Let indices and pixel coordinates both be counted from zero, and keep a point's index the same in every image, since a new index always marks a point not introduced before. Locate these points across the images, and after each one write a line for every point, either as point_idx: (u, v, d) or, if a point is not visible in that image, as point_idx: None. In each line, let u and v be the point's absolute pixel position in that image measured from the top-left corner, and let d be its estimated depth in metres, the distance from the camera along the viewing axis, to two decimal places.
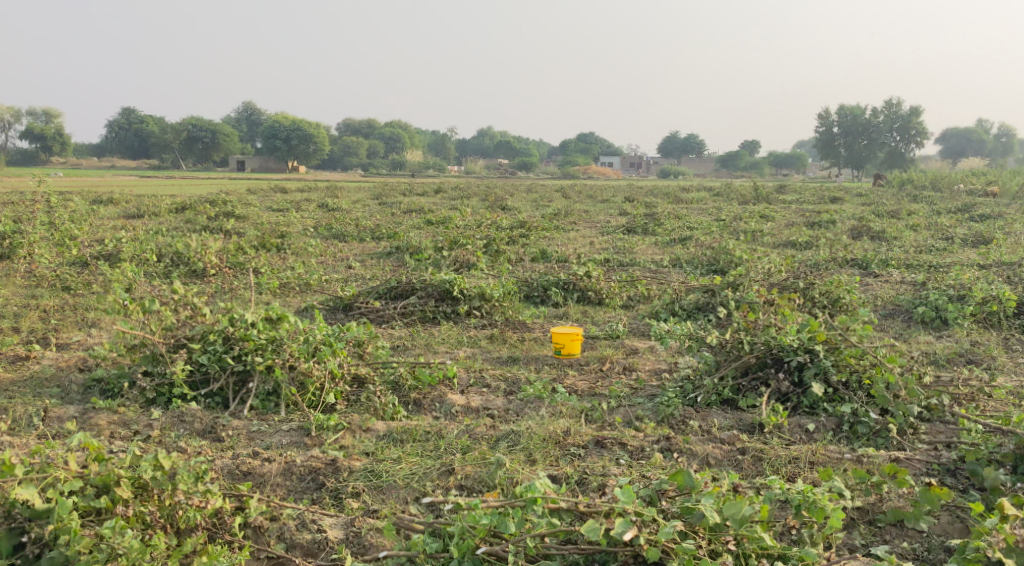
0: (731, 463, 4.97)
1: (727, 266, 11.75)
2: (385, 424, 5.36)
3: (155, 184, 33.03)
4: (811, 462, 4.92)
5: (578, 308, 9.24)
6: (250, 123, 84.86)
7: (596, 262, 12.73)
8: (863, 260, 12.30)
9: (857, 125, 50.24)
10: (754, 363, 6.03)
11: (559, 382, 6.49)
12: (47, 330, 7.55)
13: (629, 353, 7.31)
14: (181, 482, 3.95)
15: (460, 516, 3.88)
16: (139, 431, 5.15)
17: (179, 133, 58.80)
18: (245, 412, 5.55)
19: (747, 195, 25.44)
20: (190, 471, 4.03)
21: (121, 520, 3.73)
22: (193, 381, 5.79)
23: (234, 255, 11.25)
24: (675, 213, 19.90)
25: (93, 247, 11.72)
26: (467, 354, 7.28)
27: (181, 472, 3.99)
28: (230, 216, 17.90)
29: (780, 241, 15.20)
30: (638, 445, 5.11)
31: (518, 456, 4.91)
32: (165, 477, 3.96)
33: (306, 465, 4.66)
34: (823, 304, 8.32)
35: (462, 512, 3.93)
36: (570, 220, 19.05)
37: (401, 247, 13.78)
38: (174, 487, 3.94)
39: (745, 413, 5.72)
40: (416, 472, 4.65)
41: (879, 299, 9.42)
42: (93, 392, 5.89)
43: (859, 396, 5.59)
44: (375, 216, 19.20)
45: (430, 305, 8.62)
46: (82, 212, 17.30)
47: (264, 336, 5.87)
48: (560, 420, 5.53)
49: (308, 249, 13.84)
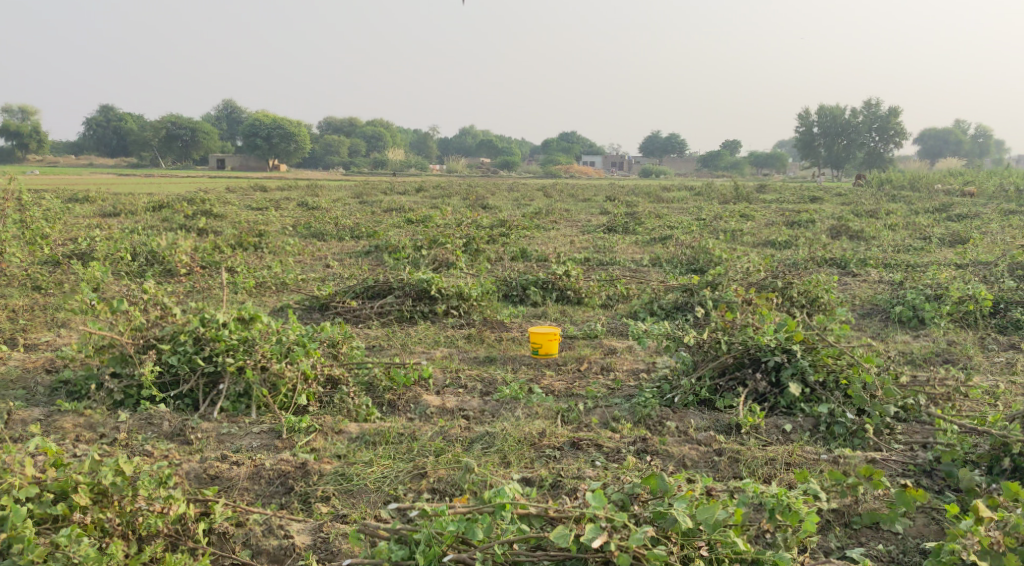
0: (707, 464, 4.92)
1: (706, 265, 11.72)
2: (358, 426, 5.28)
3: (131, 182, 32.63)
4: (787, 463, 4.89)
5: (557, 308, 9.17)
6: (230, 121, 84.22)
7: (577, 262, 12.67)
8: (842, 259, 12.32)
9: (837, 125, 50.46)
10: (731, 363, 5.99)
11: (536, 382, 6.43)
12: (15, 330, 7.40)
13: (607, 353, 7.26)
14: (142, 488, 3.89)
15: (427, 522, 3.81)
16: (105, 434, 5.05)
17: (158, 130, 58.17)
18: (215, 414, 5.46)
19: (727, 194, 25.48)
20: (153, 477, 3.99)
21: (77, 527, 3.65)
22: (162, 382, 5.69)
23: (209, 254, 11.10)
24: (656, 212, 19.89)
25: (65, 246, 11.52)
26: (443, 354, 7.20)
27: (143, 478, 3.94)
28: (207, 215, 17.69)
29: (760, 240, 15.21)
30: (613, 447, 5.05)
31: (492, 459, 4.85)
32: (126, 484, 3.89)
33: (275, 468, 4.58)
34: (801, 303, 8.31)
35: (430, 519, 3.83)
36: (550, 219, 18.98)
37: (380, 246, 13.67)
38: (134, 493, 3.87)
39: (722, 413, 5.68)
40: (387, 476, 4.58)
41: (857, 299, 9.42)
42: (60, 395, 5.77)
43: (836, 396, 5.57)
44: (355, 215, 19.03)
45: (407, 305, 8.53)
46: (56, 210, 17.03)
47: (236, 336, 5.76)
48: (535, 421, 5.46)
49: (285, 248, 13.68)
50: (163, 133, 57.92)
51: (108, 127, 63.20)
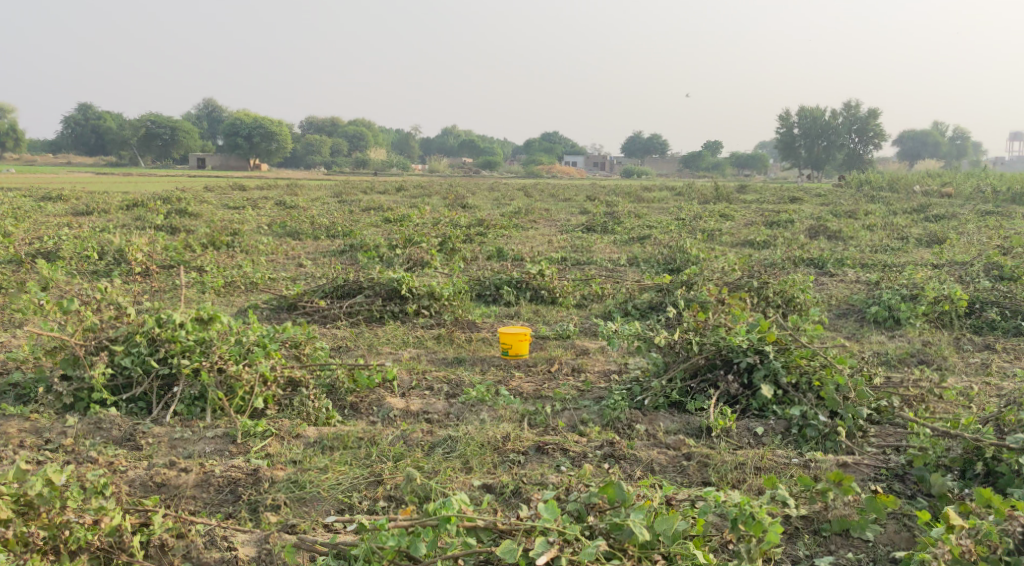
0: (675, 469, 4.78)
1: (683, 265, 11.61)
2: (316, 430, 5.10)
3: (106, 181, 32.15)
4: (757, 467, 4.76)
5: (530, 308, 9.02)
6: (210, 119, 83.51)
7: (553, 261, 12.52)
8: (819, 259, 12.25)
9: (818, 126, 50.53)
10: (703, 364, 5.86)
11: (504, 384, 6.27)
12: None
13: (579, 354, 7.12)
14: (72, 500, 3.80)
15: (369, 535, 3.67)
16: (50, 439, 4.84)
17: (137, 128, 57.52)
18: (168, 417, 5.25)
19: (708, 194, 25.44)
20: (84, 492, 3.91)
21: None
22: (114, 385, 5.48)
23: (177, 253, 10.85)
24: (636, 211, 19.82)
25: (30, 244, 11.23)
26: (411, 355, 7.03)
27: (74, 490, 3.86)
28: (181, 214, 17.40)
29: (738, 240, 15.13)
30: (580, 451, 4.90)
31: (453, 464, 4.69)
32: (53, 494, 3.77)
33: (225, 476, 4.44)
34: (776, 303, 8.19)
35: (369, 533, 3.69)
36: (529, 219, 18.81)
37: (354, 245, 13.46)
38: (63, 505, 3.76)
39: (693, 416, 5.55)
40: (342, 484, 4.43)
41: (833, 299, 9.33)
42: (7, 398, 5.55)
43: (809, 398, 5.45)
44: (332, 214, 18.82)
45: (377, 305, 8.35)
46: (25, 209, 16.67)
47: (192, 337, 5.56)
48: (501, 424, 5.31)
49: (258, 246, 13.44)
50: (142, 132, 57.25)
51: (85, 125, 62.41)
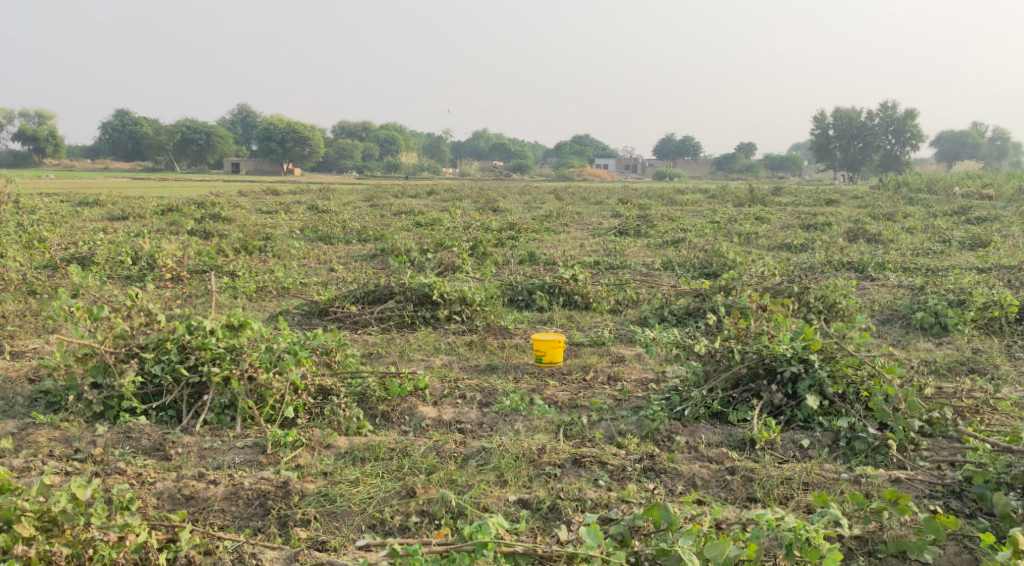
0: (719, 484, 4.60)
1: (719, 269, 11.37)
2: (347, 440, 4.98)
3: (142, 186, 32.54)
4: (805, 483, 4.56)
5: (564, 313, 8.85)
6: (245, 124, 84.42)
7: (586, 265, 12.35)
8: (860, 263, 11.94)
9: (853, 127, 49.89)
10: (745, 374, 5.67)
11: (538, 393, 6.12)
12: (2, 337, 7.19)
13: (615, 362, 6.93)
14: (95, 517, 3.75)
15: (403, 560, 3.54)
16: (79, 449, 4.77)
17: (173, 134, 58.31)
18: (198, 427, 5.17)
19: (742, 197, 25.11)
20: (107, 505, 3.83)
21: None
22: (144, 394, 5.41)
23: (210, 257, 10.85)
24: (669, 214, 19.60)
25: (65, 250, 11.30)
26: (443, 362, 6.90)
27: (97, 504, 3.79)
28: (215, 218, 17.49)
29: (775, 244, 14.83)
30: (618, 464, 4.74)
31: (487, 477, 4.55)
32: (77, 510, 3.73)
33: (254, 489, 4.33)
34: (818, 309, 7.94)
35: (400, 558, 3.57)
36: (561, 222, 18.64)
37: (385, 249, 13.40)
38: (86, 522, 3.73)
39: (736, 427, 5.36)
40: (373, 498, 4.31)
41: (875, 304, 9.06)
42: (38, 406, 5.51)
43: (856, 409, 5.24)
44: (364, 218, 18.83)
45: (408, 310, 8.24)
46: (62, 213, 16.86)
47: (223, 344, 5.46)
48: (536, 436, 5.16)
49: (290, 251, 13.42)
50: (178, 137, 58.02)
51: (123, 131, 63.34)
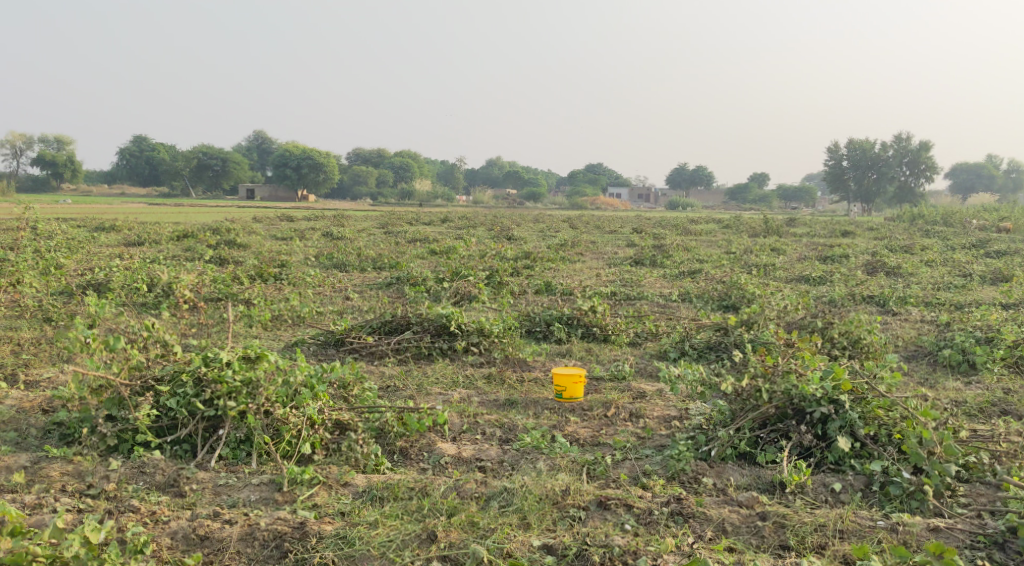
0: (750, 530, 4.47)
1: (738, 302, 11.22)
2: (365, 478, 4.85)
3: (158, 212, 32.70)
4: (840, 531, 4.45)
5: (583, 346, 8.71)
6: (261, 151, 85.12)
7: (603, 296, 12.22)
8: (880, 297, 11.77)
9: (867, 158, 49.74)
10: (773, 414, 5.52)
11: (559, 430, 5.97)
12: (18, 367, 7.14)
13: (636, 398, 6.77)
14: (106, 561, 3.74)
15: None
16: (92, 484, 4.65)
17: (190, 160, 58.77)
18: (213, 463, 5.06)
19: (758, 227, 24.97)
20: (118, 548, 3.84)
21: None
22: (159, 427, 5.30)
23: (226, 285, 10.80)
24: (685, 245, 19.47)
25: (81, 276, 11.30)
26: (461, 396, 6.76)
27: (109, 550, 3.80)
28: (230, 245, 17.51)
29: (793, 275, 14.67)
30: (645, 507, 4.60)
31: (509, 520, 4.42)
32: (89, 555, 3.74)
33: (271, 530, 4.22)
34: (842, 345, 7.77)
35: None
36: (576, 251, 18.54)
37: (401, 277, 13.31)
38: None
39: (764, 470, 5.20)
40: (393, 541, 4.19)
41: (900, 340, 8.89)
42: (52, 438, 5.42)
43: (889, 452, 5.09)
44: (379, 245, 18.79)
45: (425, 341, 8.12)
46: (79, 239, 16.92)
47: (239, 378, 5.33)
48: (558, 475, 5.02)
49: (306, 279, 13.35)
50: (195, 163, 58.50)
51: (141, 157, 63.86)
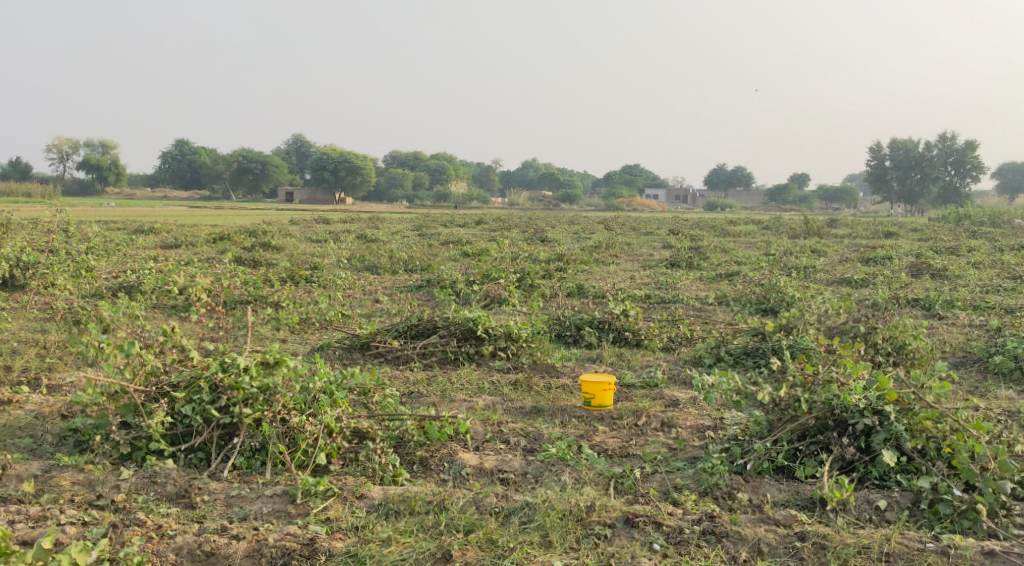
0: (787, 552, 4.22)
1: (777, 306, 10.88)
2: (381, 490, 4.65)
3: (198, 214, 32.95)
4: (885, 554, 4.18)
5: (614, 351, 8.43)
6: (299, 154, 85.90)
7: (637, 298, 11.93)
8: (926, 300, 11.33)
9: (910, 158, 48.74)
10: (813, 425, 5.23)
11: (587, 440, 5.73)
12: (42, 372, 7.08)
13: (669, 406, 6.50)
14: None
15: None
16: (102, 494, 4.51)
17: (230, 164, 59.42)
18: (227, 472, 4.90)
19: (797, 228, 24.41)
20: None
21: None
22: (173, 434, 5.16)
23: (255, 287, 10.71)
24: (722, 246, 19.09)
25: (113, 279, 11.29)
26: (487, 403, 6.54)
27: None
28: (264, 247, 17.50)
29: (834, 278, 14.24)
30: (675, 526, 4.36)
31: (530, 539, 4.22)
32: None
33: (279, 546, 4.06)
34: (886, 351, 7.41)
35: None
36: (611, 253, 18.27)
37: (432, 280, 13.14)
38: None
39: (803, 485, 4.92)
40: (406, 560, 4.02)
41: (947, 346, 8.48)
42: (67, 445, 5.30)
43: (939, 467, 4.78)
44: (413, 248, 18.66)
45: (452, 346, 7.91)
46: (117, 241, 17.03)
47: (256, 384, 5.17)
48: (584, 490, 4.78)
49: (336, 281, 13.24)
50: (235, 166, 59.18)
51: (182, 160, 64.69)
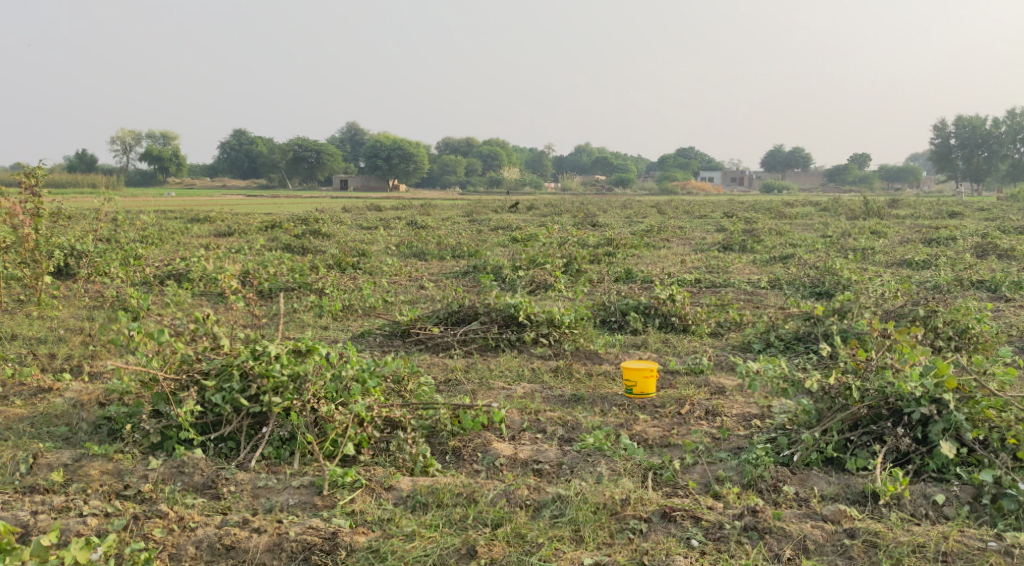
0: (835, 550, 3.97)
1: (832, 289, 10.47)
2: (410, 481, 4.52)
3: (252, 203, 33.27)
4: (942, 553, 3.88)
5: (660, 336, 8.16)
6: (354, 143, 86.65)
7: (687, 283, 11.60)
8: (991, 282, 10.79)
9: (977, 136, 47.03)
10: (866, 414, 4.94)
11: (627, 429, 5.51)
12: (85, 359, 7.12)
13: (714, 394, 6.24)
14: None
15: None
16: (129, 484, 4.47)
17: (286, 153, 60.16)
18: (254, 462, 4.82)
19: (856, 209, 23.70)
20: None
21: None
22: (203, 423, 5.10)
23: (300, 273, 10.68)
24: (777, 228, 18.57)
25: (162, 266, 11.36)
26: (526, 391, 6.37)
27: None
28: (315, 234, 17.55)
29: (894, 260, 13.69)
30: (714, 520, 4.15)
31: (561, 533, 4.05)
32: None
33: (300, 540, 3.97)
34: (947, 335, 7.02)
35: None
36: (662, 237, 17.88)
37: (478, 266, 12.97)
38: None
39: (855, 478, 4.63)
40: (430, 557, 3.89)
41: (1014, 330, 8.03)
42: (100, 433, 5.30)
43: (1002, 459, 4.47)
44: (462, 234, 18.52)
45: (493, 332, 7.73)
46: (171, 230, 17.21)
47: (286, 372, 5.07)
48: (620, 482, 4.59)
49: (382, 268, 13.17)
50: (290, 155, 59.92)
51: (239, 151, 65.66)
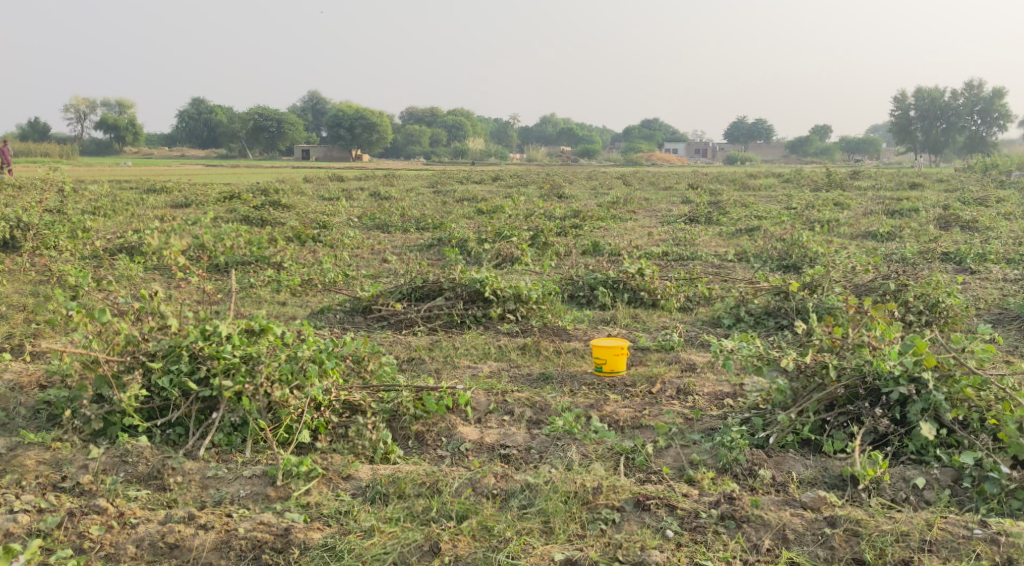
0: (815, 540, 3.81)
1: (799, 262, 10.34)
2: (370, 470, 4.29)
3: (211, 173, 32.45)
4: (926, 542, 3.74)
5: (628, 311, 7.96)
6: (316, 113, 85.16)
7: (654, 256, 11.42)
8: (956, 254, 10.75)
9: (935, 108, 47.39)
10: (842, 394, 4.77)
11: (597, 409, 5.31)
12: (26, 337, 6.72)
13: (686, 372, 6.06)
14: None
15: None
16: (68, 476, 4.17)
17: (246, 123, 58.89)
18: (204, 450, 4.54)
19: (819, 180, 23.74)
20: None
21: None
22: (149, 408, 4.77)
23: (256, 245, 10.28)
24: (742, 200, 18.50)
25: (112, 239, 10.88)
26: (492, 370, 6.14)
27: None
28: (274, 206, 17.04)
29: (859, 232, 13.65)
30: (689, 509, 3.97)
31: (529, 526, 3.85)
32: None
33: (250, 538, 3.73)
34: (918, 309, 6.91)
35: None
36: (628, 209, 17.67)
37: (442, 238, 12.65)
38: None
39: (832, 460, 4.48)
40: (390, 555, 3.66)
41: (982, 303, 7.96)
42: (39, 418, 4.96)
43: (983, 441, 4.34)
44: (426, 205, 18.13)
45: (458, 308, 7.46)
46: (123, 201, 16.58)
47: (237, 354, 4.76)
48: (591, 467, 4.39)
49: (343, 240, 12.79)
50: (250, 124, 58.65)
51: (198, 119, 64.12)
